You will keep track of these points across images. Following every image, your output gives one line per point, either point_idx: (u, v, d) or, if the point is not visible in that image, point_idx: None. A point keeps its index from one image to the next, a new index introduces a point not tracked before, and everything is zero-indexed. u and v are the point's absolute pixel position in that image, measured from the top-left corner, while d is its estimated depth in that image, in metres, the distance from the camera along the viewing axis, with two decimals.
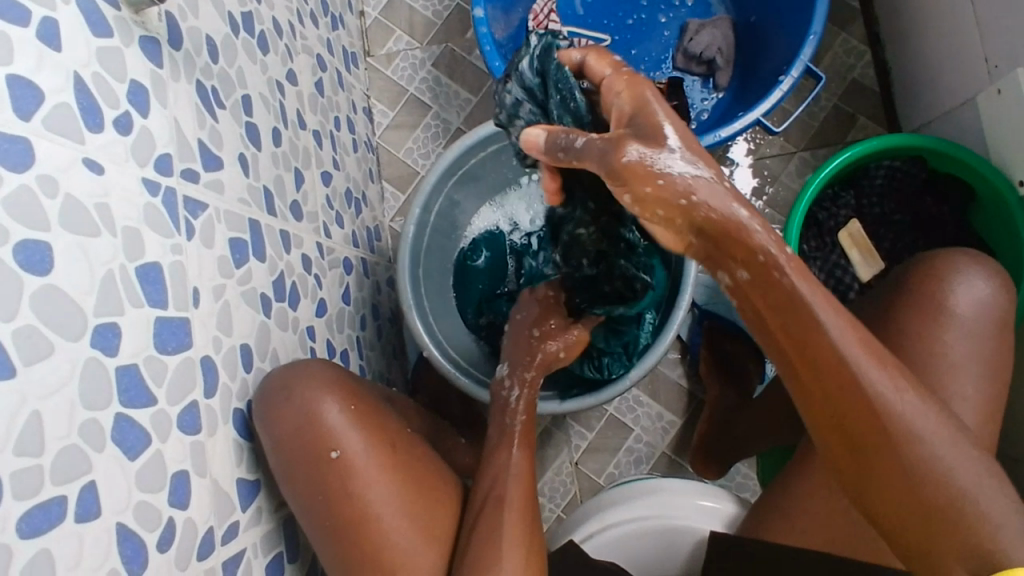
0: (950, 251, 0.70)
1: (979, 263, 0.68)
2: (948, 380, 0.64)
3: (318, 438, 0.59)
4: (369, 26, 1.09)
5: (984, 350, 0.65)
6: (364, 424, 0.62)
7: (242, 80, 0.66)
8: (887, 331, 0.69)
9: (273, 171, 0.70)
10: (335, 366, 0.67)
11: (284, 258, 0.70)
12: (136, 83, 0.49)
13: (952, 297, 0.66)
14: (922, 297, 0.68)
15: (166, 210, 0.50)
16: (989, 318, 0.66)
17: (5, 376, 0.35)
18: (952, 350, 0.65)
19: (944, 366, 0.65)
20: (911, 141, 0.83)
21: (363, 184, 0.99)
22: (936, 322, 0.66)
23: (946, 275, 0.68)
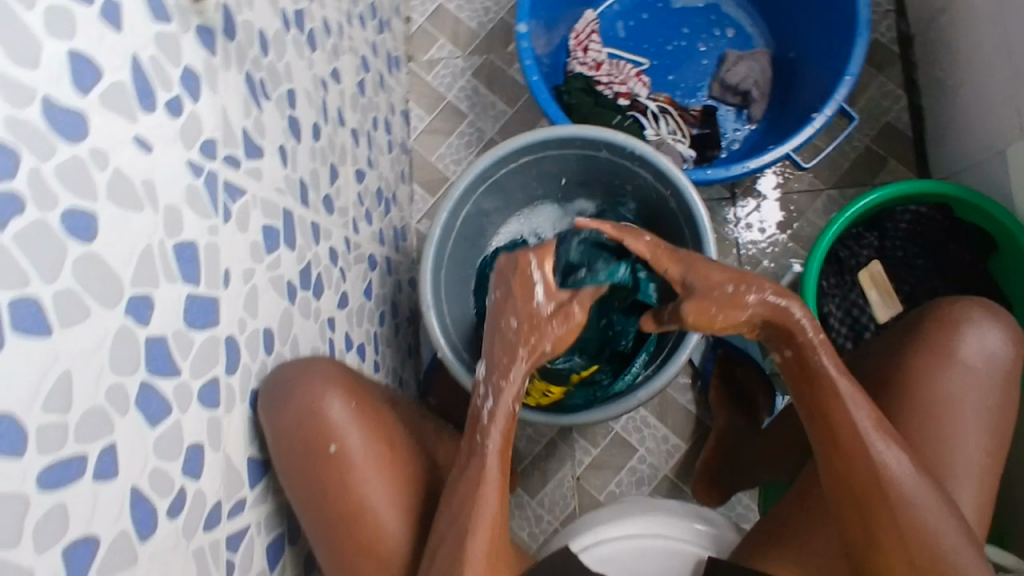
0: (965, 300, 0.70)
1: (988, 314, 0.69)
2: (955, 426, 0.65)
3: (316, 430, 0.62)
4: (414, 32, 1.12)
5: (990, 400, 0.66)
6: (367, 419, 0.66)
7: (288, 75, 0.69)
8: (893, 372, 0.69)
9: (310, 164, 0.73)
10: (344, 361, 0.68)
11: (313, 249, 0.72)
12: (189, 70, 0.51)
13: (962, 348, 0.67)
14: (931, 341, 0.68)
15: (206, 191, 0.52)
16: (996, 369, 0.66)
17: (42, 333, 0.37)
18: (962, 399, 0.65)
19: (951, 411, 0.65)
20: (938, 188, 0.83)
21: (394, 185, 1.01)
22: (949, 371, 0.66)
23: (958, 322, 0.68)
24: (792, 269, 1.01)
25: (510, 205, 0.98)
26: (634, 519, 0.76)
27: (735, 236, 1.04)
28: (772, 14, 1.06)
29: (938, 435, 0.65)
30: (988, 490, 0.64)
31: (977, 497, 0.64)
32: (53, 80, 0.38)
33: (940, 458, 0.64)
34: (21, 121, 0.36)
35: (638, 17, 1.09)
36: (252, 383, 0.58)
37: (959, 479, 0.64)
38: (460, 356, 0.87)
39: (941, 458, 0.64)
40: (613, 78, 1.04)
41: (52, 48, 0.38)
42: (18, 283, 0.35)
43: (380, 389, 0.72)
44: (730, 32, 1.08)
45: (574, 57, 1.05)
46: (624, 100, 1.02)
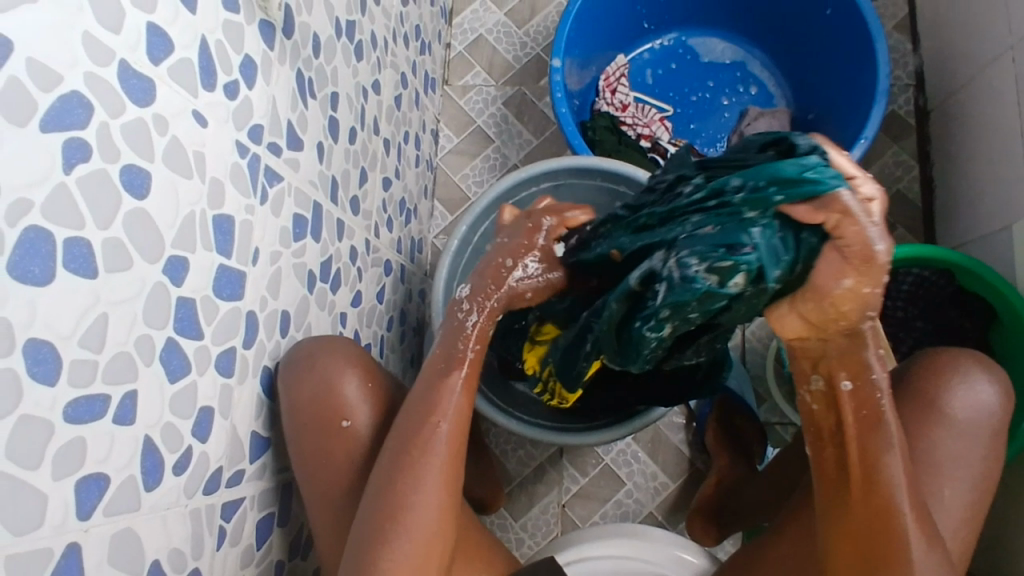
0: (960, 352, 0.71)
1: (984, 366, 0.69)
2: (937, 476, 0.66)
3: (332, 407, 0.65)
4: (452, 58, 1.17)
5: (975, 457, 0.67)
6: (377, 403, 0.68)
7: (334, 79, 0.73)
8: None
9: (343, 164, 0.76)
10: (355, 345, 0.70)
11: (335, 244, 0.75)
12: (248, 58, 0.55)
13: (951, 398, 0.67)
14: (918, 390, 0.69)
15: (249, 172, 0.56)
16: (983, 425, 0.67)
17: (88, 275, 0.39)
18: (944, 447, 0.66)
19: (936, 463, 0.66)
20: (938, 254, 0.85)
21: (417, 198, 1.05)
22: (936, 420, 0.67)
23: (951, 372, 0.69)
24: None
25: None
26: (614, 539, 0.77)
27: None
28: (796, 77, 1.10)
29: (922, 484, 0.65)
30: (965, 539, 0.66)
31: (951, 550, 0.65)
32: (130, 47, 0.42)
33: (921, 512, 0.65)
34: (99, 77, 0.39)
35: (667, 67, 1.14)
36: (263, 361, 0.60)
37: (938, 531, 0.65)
38: None
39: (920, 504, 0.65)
40: (637, 121, 1.09)
41: (133, 19, 0.42)
42: (74, 224, 0.38)
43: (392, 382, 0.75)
44: (753, 89, 1.13)
45: (602, 97, 1.09)
46: (646, 142, 1.07)
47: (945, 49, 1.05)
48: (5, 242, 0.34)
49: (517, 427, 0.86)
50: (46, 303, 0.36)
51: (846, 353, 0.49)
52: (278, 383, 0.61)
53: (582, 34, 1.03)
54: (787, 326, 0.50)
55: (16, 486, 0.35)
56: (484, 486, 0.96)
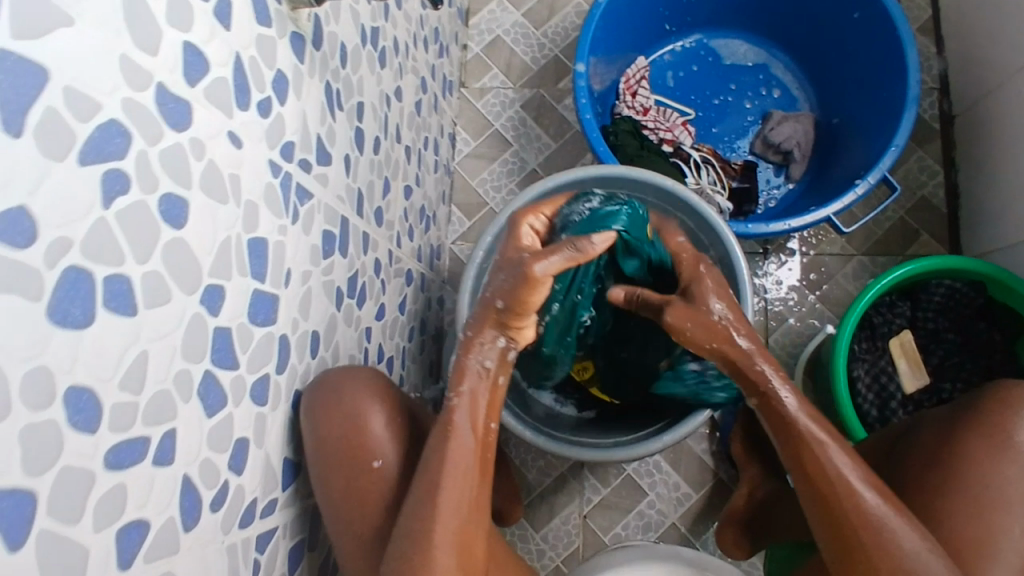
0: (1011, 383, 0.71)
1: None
2: (997, 507, 0.64)
3: (358, 449, 0.63)
4: (469, 59, 1.15)
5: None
6: (403, 443, 0.66)
7: (360, 88, 0.71)
8: (944, 454, 0.69)
9: (368, 176, 0.74)
10: (377, 374, 0.68)
11: (361, 258, 0.73)
12: (280, 73, 0.53)
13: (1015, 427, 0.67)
14: (972, 416, 0.69)
15: (281, 192, 0.54)
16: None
17: (127, 313, 0.37)
18: (1011, 479, 0.65)
19: (997, 493, 0.65)
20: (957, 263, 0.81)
21: (435, 204, 1.02)
22: (1001, 449, 0.66)
23: (1007, 402, 0.69)
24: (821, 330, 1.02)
25: None
26: (650, 563, 0.76)
27: (762, 290, 1.06)
28: (820, 80, 1.08)
29: (979, 515, 0.64)
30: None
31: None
32: (167, 68, 0.40)
33: (977, 541, 0.64)
34: (137, 103, 0.37)
35: (688, 69, 1.12)
36: (295, 386, 0.58)
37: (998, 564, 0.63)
38: None
39: (980, 537, 0.64)
40: (658, 125, 1.07)
41: (169, 39, 0.40)
42: (115, 260, 0.36)
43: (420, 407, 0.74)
44: (776, 92, 1.11)
45: (623, 100, 1.08)
46: (668, 146, 1.05)
47: (974, 52, 1.03)
48: (45, 285, 0.32)
49: (534, 439, 0.82)
50: (85, 347, 0.34)
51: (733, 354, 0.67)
52: (299, 416, 0.58)
53: (605, 36, 1.00)
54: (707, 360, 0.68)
55: (56, 541, 0.33)
56: (502, 498, 0.93)
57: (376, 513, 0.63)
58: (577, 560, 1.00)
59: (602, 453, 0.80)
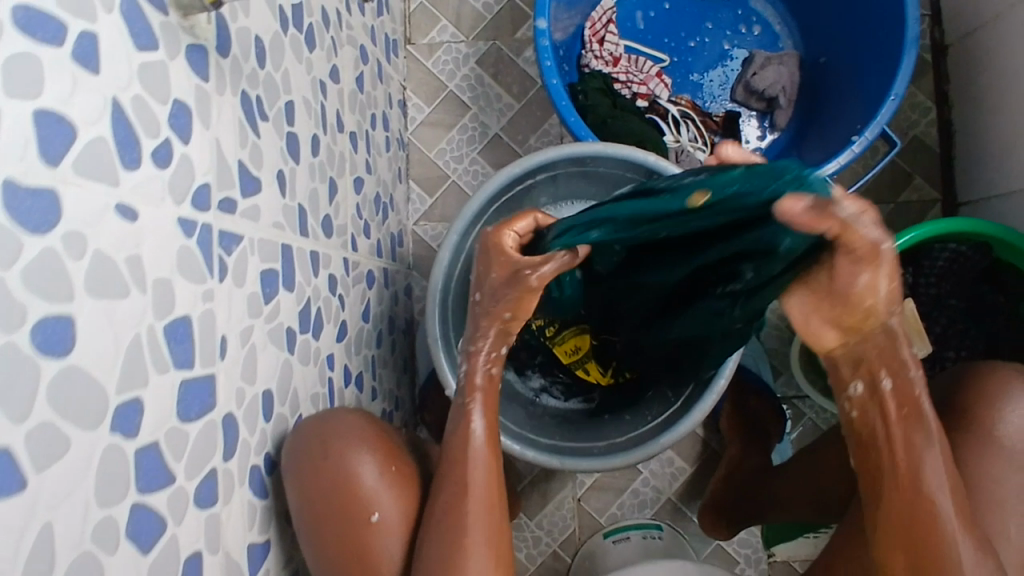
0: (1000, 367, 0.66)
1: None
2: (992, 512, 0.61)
3: (349, 502, 0.58)
4: (412, 11, 1.01)
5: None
6: (400, 492, 0.61)
7: (286, 85, 0.60)
8: None
9: (309, 185, 0.64)
10: (360, 418, 0.64)
11: (313, 282, 0.64)
12: (179, 104, 0.42)
13: (1004, 422, 0.63)
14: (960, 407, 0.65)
15: (201, 251, 0.44)
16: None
17: (13, 491, 0.29)
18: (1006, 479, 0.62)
19: (993, 497, 0.62)
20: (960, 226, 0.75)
21: (391, 186, 0.92)
22: (988, 448, 0.62)
23: (994, 391, 0.64)
24: None
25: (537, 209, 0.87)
26: None
27: None
28: (804, 13, 0.98)
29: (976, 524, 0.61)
30: None
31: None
32: (16, 157, 0.30)
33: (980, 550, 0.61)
34: None
35: (660, 7, 1.00)
36: (250, 461, 0.51)
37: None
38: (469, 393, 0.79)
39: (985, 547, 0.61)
40: (631, 77, 0.96)
41: (13, 116, 0.30)
42: None
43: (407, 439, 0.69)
44: (757, 29, 1.01)
45: (589, 49, 0.96)
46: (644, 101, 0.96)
47: None
48: None
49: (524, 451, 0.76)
50: None
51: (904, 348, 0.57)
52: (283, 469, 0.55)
53: None
54: (821, 338, 0.57)
55: None
56: None
57: (379, 572, 0.58)
58: (574, 544, 0.98)
59: (601, 462, 0.75)
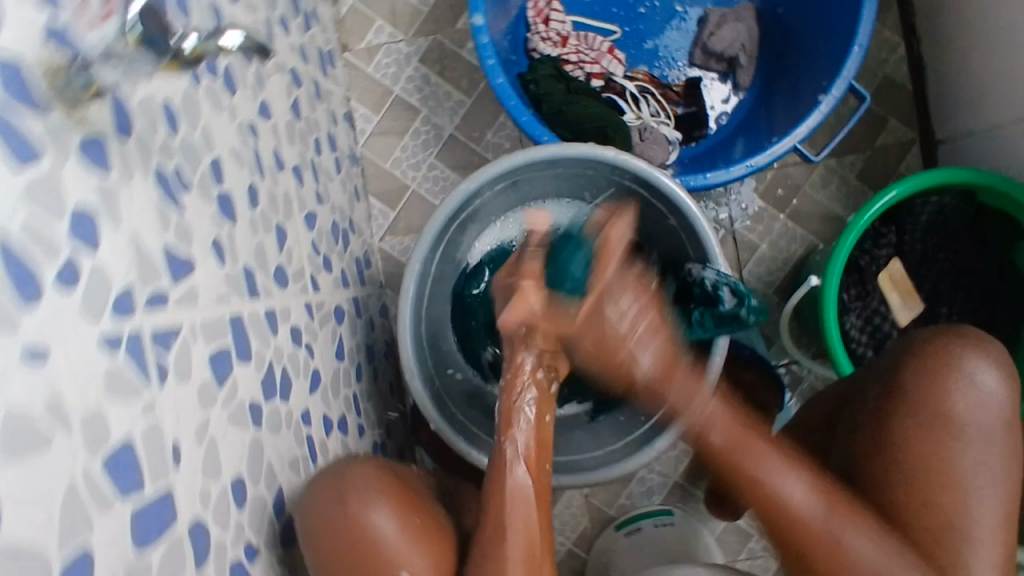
0: (942, 337, 0.66)
1: (971, 348, 0.64)
2: (945, 488, 0.62)
3: (369, 555, 0.56)
4: (345, 15, 0.95)
5: (1003, 486, 0.62)
6: (419, 541, 0.58)
7: (208, 141, 0.55)
8: (880, 436, 0.65)
9: (252, 242, 0.60)
10: (378, 468, 0.63)
11: (272, 344, 0.61)
12: (80, 212, 0.38)
13: (950, 398, 0.63)
14: (914, 386, 0.64)
15: (131, 364, 0.41)
16: (998, 432, 0.62)
17: None
18: (960, 452, 0.62)
19: (948, 470, 0.62)
20: (948, 179, 0.75)
21: (350, 209, 0.88)
22: (937, 426, 0.63)
23: (939, 371, 0.64)
24: (810, 256, 0.94)
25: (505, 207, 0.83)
26: None
27: (728, 221, 0.97)
28: None
29: (932, 500, 0.62)
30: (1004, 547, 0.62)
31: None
32: None
33: (939, 525, 0.61)
34: None
35: None
36: (228, 559, 0.49)
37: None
38: (452, 423, 0.75)
39: (943, 522, 0.61)
40: (582, 57, 0.91)
41: None
42: None
43: (424, 480, 0.68)
44: None
45: (535, 31, 0.91)
46: (598, 81, 0.91)
47: None
48: None
49: None
50: None
51: (667, 362, 0.67)
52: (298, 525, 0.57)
53: None
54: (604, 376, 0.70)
55: None
56: None
57: None
58: (587, 540, 0.98)
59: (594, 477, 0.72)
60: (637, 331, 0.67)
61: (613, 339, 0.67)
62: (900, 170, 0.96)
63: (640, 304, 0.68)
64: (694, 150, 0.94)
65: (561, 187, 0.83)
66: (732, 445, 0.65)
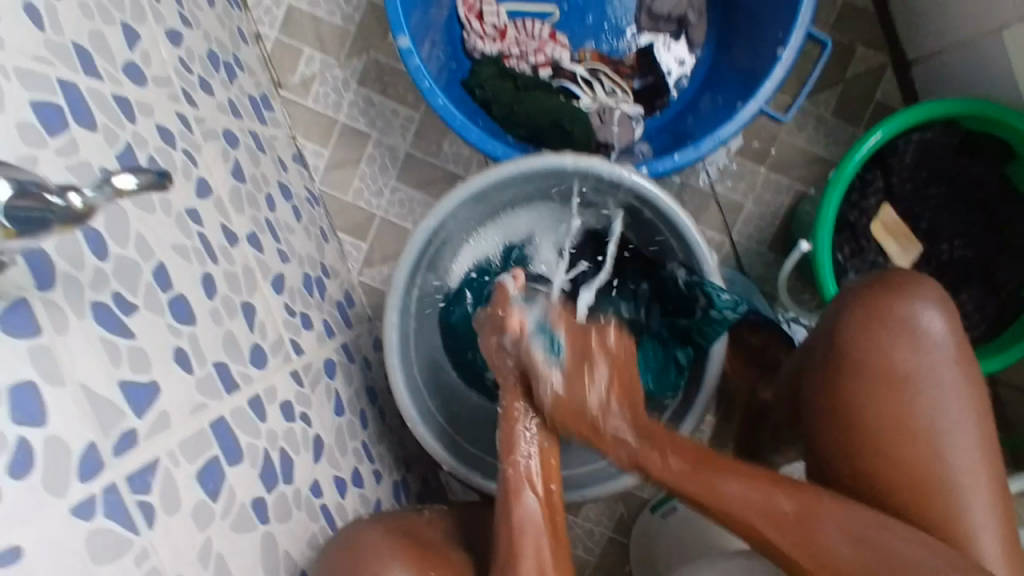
0: (869, 292, 0.65)
1: (901, 297, 0.64)
2: (918, 443, 0.62)
3: None
4: (271, 51, 0.91)
5: (971, 418, 0.62)
6: None
7: (147, 250, 0.52)
8: (836, 414, 0.65)
9: (219, 333, 0.58)
10: (391, 523, 0.64)
11: (263, 431, 0.59)
12: (16, 389, 0.37)
13: (893, 354, 0.63)
14: (858, 348, 0.64)
15: (111, 522, 0.40)
16: (947, 368, 0.63)
17: None
18: (922, 403, 0.62)
19: (917, 424, 0.62)
20: (927, 114, 0.73)
21: (319, 254, 0.85)
22: (892, 385, 0.63)
23: (875, 330, 0.63)
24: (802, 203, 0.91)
25: (473, 223, 0.80)
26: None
27: (709, 185, 0.93)
28: None
29: (909, 459, 0.62)
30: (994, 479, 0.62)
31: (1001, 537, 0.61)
32: None
33: (924, 481, 0.61)
34: None
35: None
36: None
37: (979, 522, 0.60)
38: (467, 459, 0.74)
39: (927, 478, 0.61)
40: (524, 47, 0.87)
41: None
42: None
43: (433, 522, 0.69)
44: None
45: (470, 29, 0.87)
46: (547, 70, 0.87)
47: None
48: None
49: None
50: None
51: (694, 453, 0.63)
52: None
53: None
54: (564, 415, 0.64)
55: None
56: None
57: None
58: (627, 525, 0.98)
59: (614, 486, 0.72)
60: (609, 398, 0.64)
61: (590, 410, 0.64)
62: (876, 98, 0.92)
63: (612, 378, 0.64)
64: (659, 120, 0.90)
65: (526, 194, 0.80)
66: (754, 500, 0.59)
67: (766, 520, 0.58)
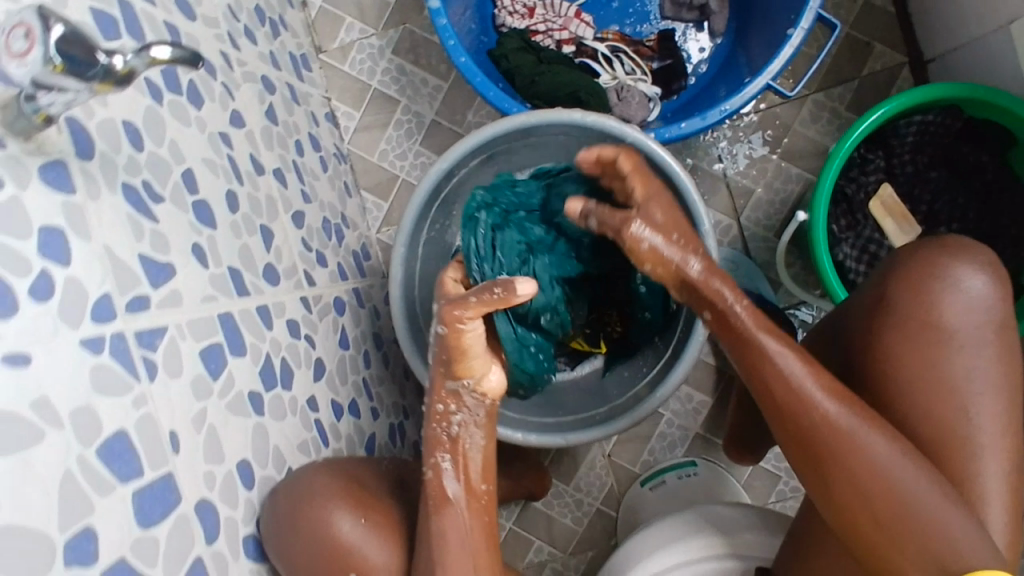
0: (926, 249, 0.67)
1: (958, 254, 0.66)
2: (948, 398, 0.63)
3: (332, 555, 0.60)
4: (315, 17, 0.98)
5: (999, 386, 0.64)
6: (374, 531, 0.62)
7: (178, 155, 0.58)
8: (868, 350, 0.67)
9: (235, 244, 0.63)
10: (340, 464, 0.66)
11: (268, 338, 0.63)
12: (46, 231, 0.42)
13: (942, 307, 0.64)
14: (902, 303, 0.66)
15: (117, 362, 0.44)
16: (986, 329, 0.64)
17: None
18: (960, 361, 0.63)
19: (951, 379, 0.63)
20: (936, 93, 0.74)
21: (341, 205, 0.91)
22: (927, 331, 0.64)
23: (920, 280, 0.66)
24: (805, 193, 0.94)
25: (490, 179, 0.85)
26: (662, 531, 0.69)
27: (721, 169, 0.95)
28: None
29: (934, 414, 0.63)
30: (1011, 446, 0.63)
31: (1005, 507, 0.62)
32: None
33: (946, 434, 0.63)
34: None
35: None
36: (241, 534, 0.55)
37: (989, 486, 0.62)
38: None
39: (949, 433, 0.63)
40: (550, 25, 0.92)
41: None
42: None
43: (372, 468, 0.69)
44: None
45: (501, 6, 0.92)
46: (569, 47, 0.92)
47: None
48: None
49: (524, 441, 0.74)
50: None
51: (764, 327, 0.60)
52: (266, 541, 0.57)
53: None
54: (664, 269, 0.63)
55: None
56: (532, 481, 0.93)
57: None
58: (615, 498, 0.99)
59: (599, 432, 0.73)
60: (697, 262, 0.62)
61: (697, 283, 0.62)
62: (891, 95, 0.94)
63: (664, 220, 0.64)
64: (675, 103, 0.94)
65: (536, 155, 0.84)
66: (800, 397, 0.58)
67: (812, 417, 0.58)
